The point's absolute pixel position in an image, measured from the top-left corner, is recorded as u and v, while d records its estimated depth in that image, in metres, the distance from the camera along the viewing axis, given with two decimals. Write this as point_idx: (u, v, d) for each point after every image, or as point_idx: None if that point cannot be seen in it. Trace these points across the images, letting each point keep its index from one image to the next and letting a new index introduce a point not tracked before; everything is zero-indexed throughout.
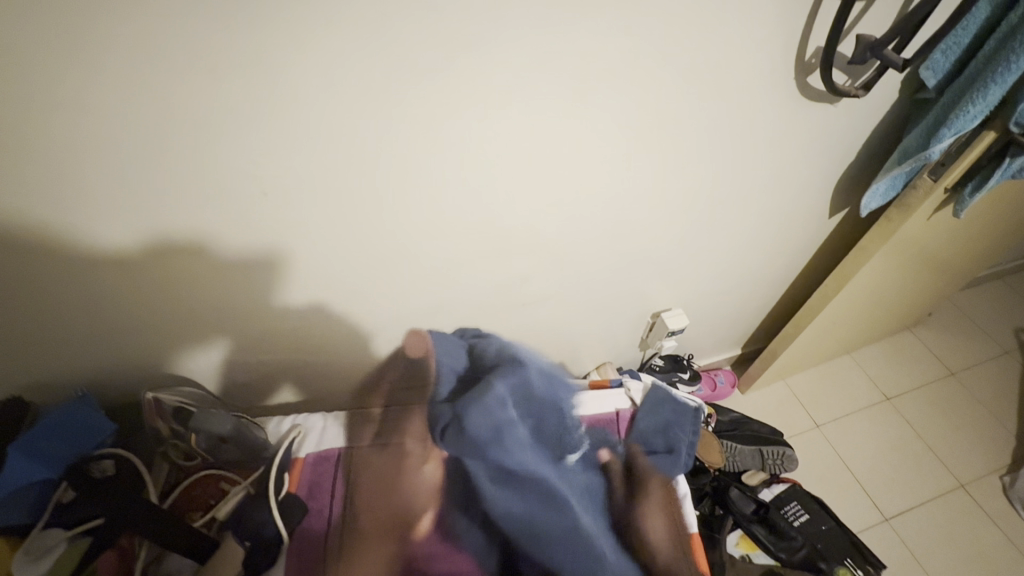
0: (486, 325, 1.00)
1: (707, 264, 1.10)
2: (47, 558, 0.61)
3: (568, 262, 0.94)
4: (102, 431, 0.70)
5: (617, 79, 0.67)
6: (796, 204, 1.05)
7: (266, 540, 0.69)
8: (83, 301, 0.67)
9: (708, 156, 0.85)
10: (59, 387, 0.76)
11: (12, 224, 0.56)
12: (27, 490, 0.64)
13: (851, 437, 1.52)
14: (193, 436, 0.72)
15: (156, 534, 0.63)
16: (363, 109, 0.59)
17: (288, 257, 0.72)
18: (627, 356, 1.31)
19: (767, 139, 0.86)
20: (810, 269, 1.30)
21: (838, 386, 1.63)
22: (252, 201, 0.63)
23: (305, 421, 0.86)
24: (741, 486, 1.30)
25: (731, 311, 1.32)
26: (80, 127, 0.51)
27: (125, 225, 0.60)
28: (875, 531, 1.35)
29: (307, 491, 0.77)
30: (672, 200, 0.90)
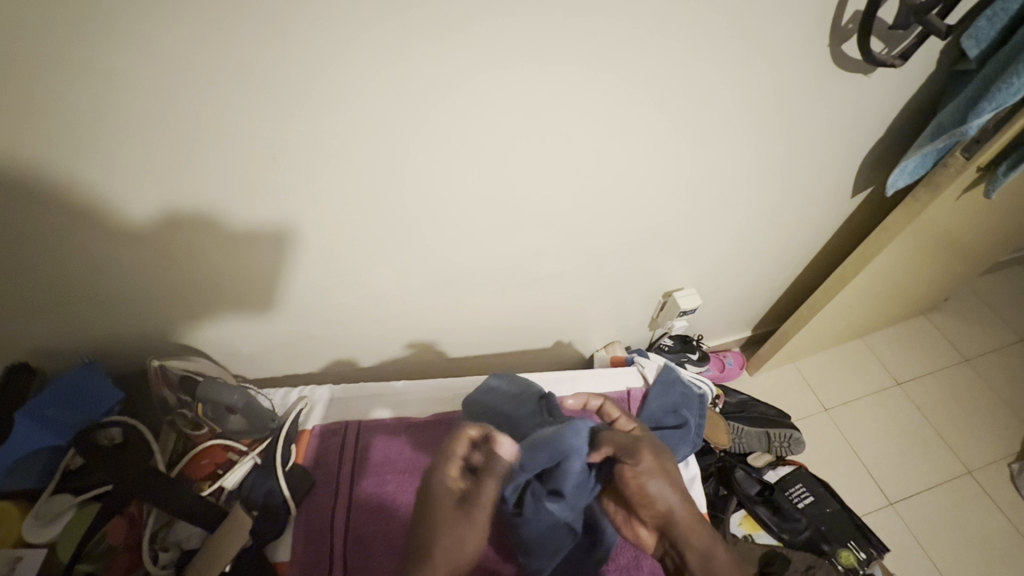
0: (495, 300, 0.99)
1: (722, 242, 1.08)
2: (56, 524, 0.62)
3: (581, 237, 0.91)
4: (111, 398, 0.69)
5: (646, 42, 0.63)
6: (818, 181, 1.01)
7: (275, 511, 0.69)
8: (85, 269, 0.65)
9: (731, 131, 0.81)
10: (66, 354, 0.76)
11: (11, 188, 0.54)
12: (36, 457, 0.64)
13: (859, 421, 1.51)
14: (199, 405, 0.71)
15: (163, 499, 0.64)
16: (376, 70, 0.56)
17: (297, 229, 0.70)
18: (636, 335, 1.30)
19: (796, 111, 0.82)
20: (828, 250, 1.27)
21: (848, 370, 1.61)
22: (260, 168, 0.61)
23: (312, 392, 0.85)
24: (747, 468, 1.29)
25: (744, 292, 1.30)
26: (79, 87, 0.48)
27: (130, 191, 0.58)
28: (880, 515, 1.35)
29: (314, 462, 0.76)
30: (692, 175, 0.87)
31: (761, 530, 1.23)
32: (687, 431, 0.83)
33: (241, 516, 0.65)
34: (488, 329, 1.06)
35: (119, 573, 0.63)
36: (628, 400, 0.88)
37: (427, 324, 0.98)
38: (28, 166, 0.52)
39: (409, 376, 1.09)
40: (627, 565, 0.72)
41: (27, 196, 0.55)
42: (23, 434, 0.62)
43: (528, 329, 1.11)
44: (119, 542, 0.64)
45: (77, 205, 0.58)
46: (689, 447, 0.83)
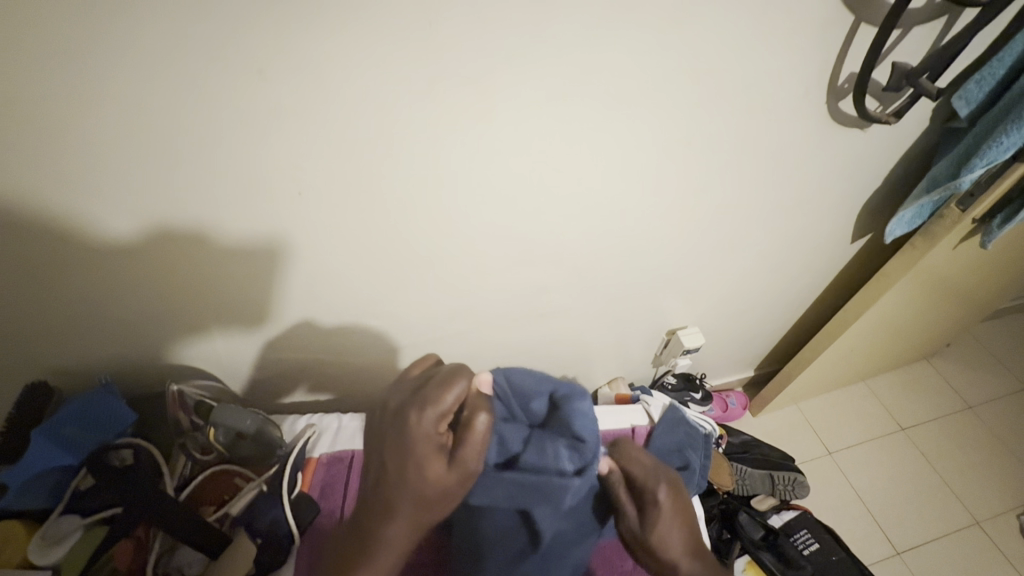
0: (502, 334, 1.01)
1: (724, 283, 1.10)
2: (63, 544, 0.62)
3: (588, 275, 0.95)
4: (124, 420, 0.70)
5: (652, 96, 0.68)
6: (817, 227, 1.05)
7: (277, 539, 0.69)
8: (115, 289, 0.68)
9: (733, 176, 0.85)
10: (85, 373, 0.78)
11: (58, 210, 0.58)
12: (47, 477, 0.65)
13: (864, 466, 1.50)
14: (211, 430, 0.72)
15: (167, 525, 0.64)
16: (401, 114, 0.60)
17: (318, 256, 0.74)
18: (640, 372, 1.31)
19: (793, 161, 0.87)
20: (829, 293, 1.30)
21: (852, 413, 1.61)
22: (288, 199, 0.65)
23: (320, 420, 0.85)
24: (751, 511, 1.28)
25: (746, 332, 1.32)
26: (132, 121, 0.53)
27: (168, 217, 0.62)
28: (887, 564, 1.32)
29: (320, 491, 0.77)
30: (695, 217, 0.91)
31: None
32: (692, 474, 0.82)
33: (245, 546, 0.65)
34: (495, 361, 1.07)
35: None
36: (633, 438, 0.87)
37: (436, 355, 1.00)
38: (80, 191, 0.57)
39: None
40: None
41: (74, 218, 0.59)
42: (40, 452, 0.63)
43: (533, 362, 1.12)
44: (123, 565, 0.64)
45: (120, 228, 0.62)
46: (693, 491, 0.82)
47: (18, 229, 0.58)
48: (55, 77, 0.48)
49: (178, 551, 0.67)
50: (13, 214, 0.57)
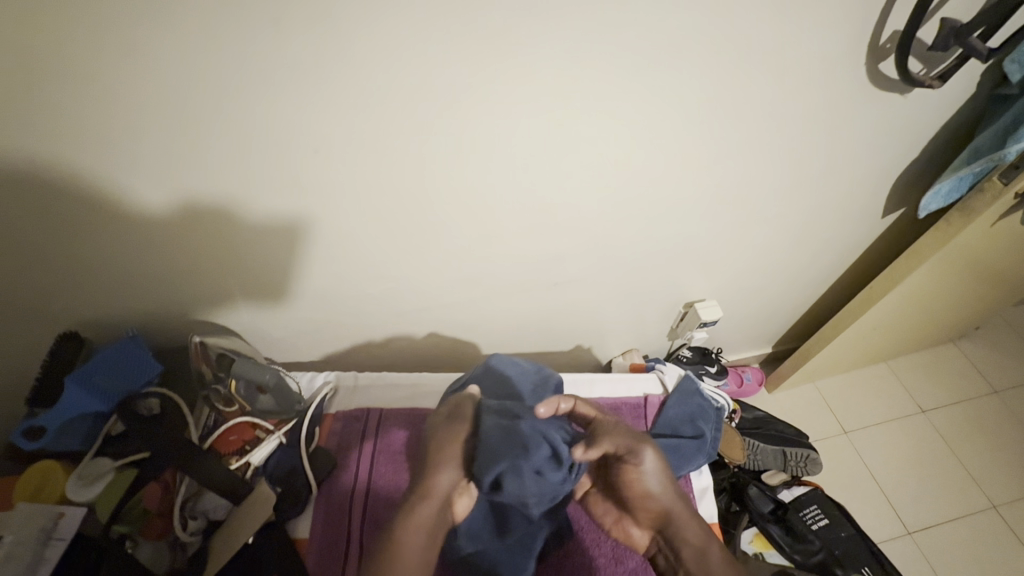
0: (517, 301, 1.01)
1: (745, 256, 1.08)
2: (98, 483, 0.66)
3: (604, 244, 0.93)
4: (151, 370, 0.72)
5: (679, 56, 0.65)
6: (846, 200, 1.01)
7: (295, 490, 0.72)
8: (134, 247, 0.69)
9: (761, 144, 0.82)
10: (112, 328, 0.80)
11: (77, 166, 0.58)
12: (82, 420, 0.68)
13: (879, 446, 1.48)
14: (233, 383, 0.73)
15: (194, 467, 0.66)
16: (419, 70, 0.59)
17: (334, 220, 0.74)
18: (655, 345, 1.30)
19: (826, 127, 0.83)
20: (855, 270, 1.26)
21: (870, 393, 1.58)
22: (305, 160, 0.65)
23: (337, 378, 0.87)
24: (761, 485, 1.29)
25: (766, 308, 1.29)
26: (147, 75, 0.52)
27: (185, 178, 0.62)
28: (897, 543, 1.32)
29: (337, 444, 0.79)
30: (718, 186, 0.88)
31: (772, 549, 1.23)
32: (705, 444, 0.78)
33: (266, 491, 0.69)
34: (509, 329, 1.08)
35: (151, 536, 0.65)
36: (645, 406, 0.83)
37: (449, 321, 1.01)
38: (101, 147, 0.57)
39: (429, 371, 1.11)
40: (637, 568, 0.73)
41: (96, 176, 0.59)
42: (74, 397, 0.66)
43: (546, 331, 1.13)
44: (153, 506, 0.67)
45: (142, 188, 0.62)
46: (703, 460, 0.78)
47: (42, 186, 0.59)
48: (71, 27, 0.48)
49: (202, 497, 0.69)
50: (34, 170, 0.57)
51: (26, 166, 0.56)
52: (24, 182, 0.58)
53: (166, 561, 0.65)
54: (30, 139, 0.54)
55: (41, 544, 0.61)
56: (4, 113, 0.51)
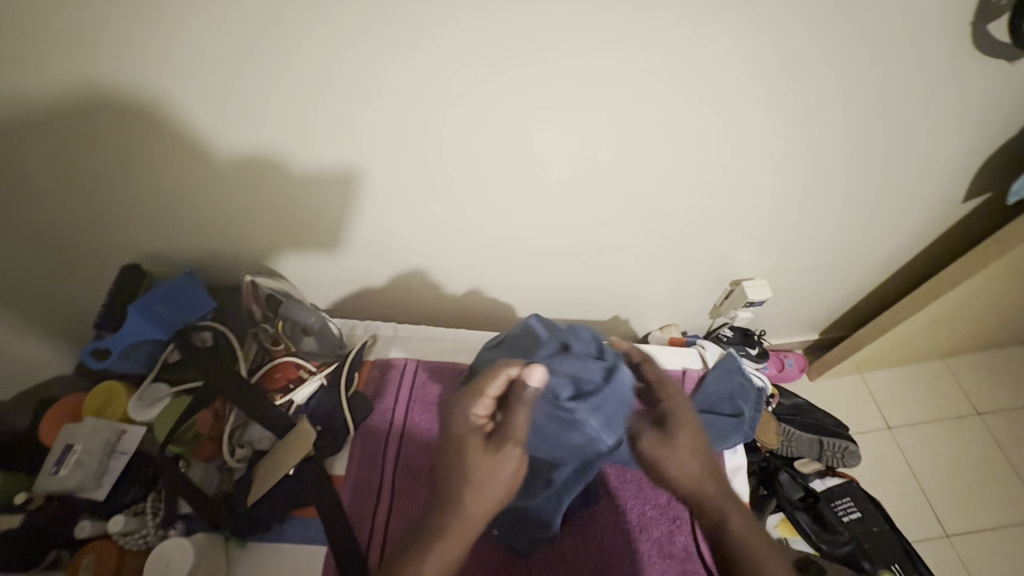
0: (557, 265, 0.99)
1: (803, 235, 1.02)
2: (156, 406, 0.70)
3: (653, 212, 0.90)
4: (204, 305, 0.75)
5: (757, 6, 0.60)
6: (924, 180, 0.93)
7: (335, 429, 0.75)
8: (191, 186, 0.71)
9: (836, 111, 0.76)
10: (171, 263, 0.83)
11: (138, 99, 0.59)
12: (142, 346, 0.72)
13: (925, 446, 1.42)
14: (280, 322, 0.77)
15: (240, 398, 0.70)
16: (478, 13, 0.56)
17: (380, 169, 0.73)
18: (695, 322, 1.27)
19: (913, 96, 0.75)
20: (923, 258, 1.17)
21: (921, 390, 1.50)
22: (356, 104, 0.64)
23: (378, 328, 0.89)
24: (792, 472, 1.27)
25: (818, 292, 1.23)
26: (207, 6, 0.52)
27: (240, 116, 0.63)
28: (932, 544, 1.27)
29: (374, 391, 0.81)
30: (782, 157, 0.82)
31: (797, 536, 1.20)
32: (742, 424, 0.75)
33: (306, 428, 0.71)
34: (547, 293, 1.07)
35: (202, 459, 0.70)
36: (682, 380, 0.81)
37: (488, 281, 1.01)
38: (162, 80, 0.58)
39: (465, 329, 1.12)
40: (660, 537, 0.73)
41: (159, 110, 0.61)
42: (135, 324, 0.70)
43: (584, 298, 1.11)
44: (204, 431, 0.71)
45: (203, 125, 0.63)
46: (739, 440, 0.76)
47: (108, 119, 0.61)
48: None
49: (248, 428, 0.72)
50: (101, 102, 0.59)
51: (96, 97, 0.58)
52: (92, 114, 0.60)
53: (215, 483, 0.70)
54: (98, 70, 0.56)
55: (106, 455, 0.66)
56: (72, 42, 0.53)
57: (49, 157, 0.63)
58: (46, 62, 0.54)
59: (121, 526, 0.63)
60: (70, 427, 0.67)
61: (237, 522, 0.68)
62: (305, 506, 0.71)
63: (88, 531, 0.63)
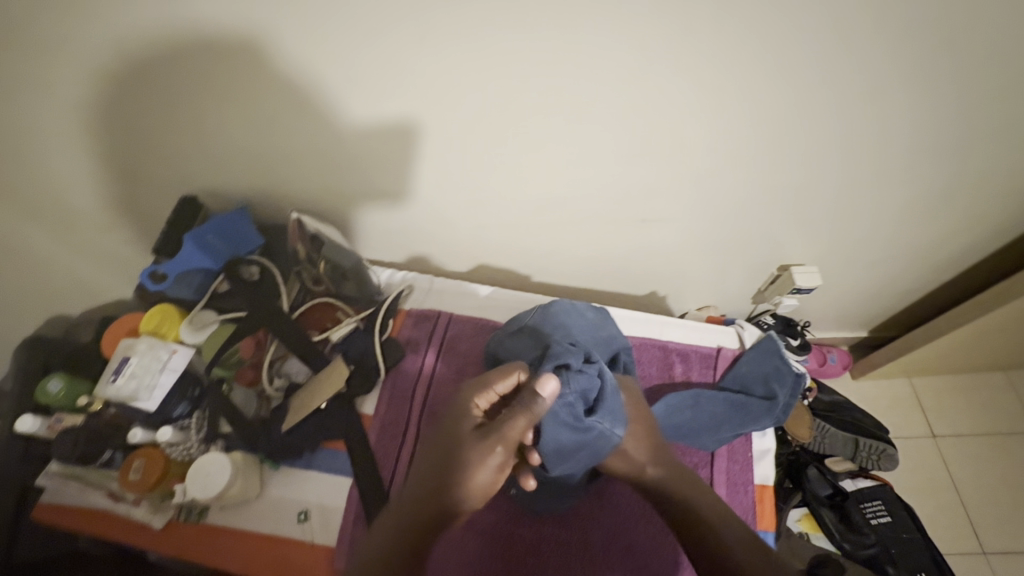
0: (597, 233, 0.97)
1: (865, 222, 0.96)
2: (205, 330, 0.75)
3: (703, 187, 0.86)
4: (252, 242, 0.78)
5: None
6: (1013, 172, 0.84)
7: (366, 371, 0.77)
8: (244, 125, 0.73)
9: (921, 89, 0.69)
10: (225, 199, 0.87)
11: (196, 33, 0.61)
12: (195, 274, 0.76)
13: (972, 459, 1.34)
14: (323, 264, 0.79)
15: (281, 331, 0.74)
16: None
17: (424, 120, 0.72)
18: (736, 305, 1.22)
19: (1015, 77, 0.67)
20: (998, 259, 1.08)
21: (976, 401, 1.41)
22: (406, 48, 0.62)
23: (415, 278, 0.90)
24: (822, 469, 1.23)
25: (874, 286, 1.16)
26: None
27: (292, 56, 0.63)
28: (964, 560, 1.22)
29: (406, 338, 0.83)
30: (853, 136, 0.76)
31: (820, 534, 1.18)
32: (775, 408, 0.72)
33: (340, 366, 0.75)
34: (584, 261, 1.05)
35: (244, 383, 0.74)
36: (716, 358, 0.79)
37: (525, 244, 0.99)
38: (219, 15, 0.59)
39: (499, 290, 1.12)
40: None
41: (215, 45, 0.62)
42: (190, 252, 0.75)
43: (622, 270, 1.09)
44: (248, 358, 0.74)
45: (258, 63, 0.64)
46: (770, 425, 0.73)
47: (168, 52, 0.62)
48: None
49: (287, 361, 0.76)
50: (161, 35, 0.60)
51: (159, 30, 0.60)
52: (153, 46, 0.62)
53: (253, 407, 0.74)
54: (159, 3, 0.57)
55: (156, 372, 0.71)
56: None
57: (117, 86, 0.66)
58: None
59: (168, 438, 0.68)
60: (128, 340, 0.73)
61: (271, 446, 0.71)
62: (333, 440, 0.74)
63: (140, 437, 0.69)
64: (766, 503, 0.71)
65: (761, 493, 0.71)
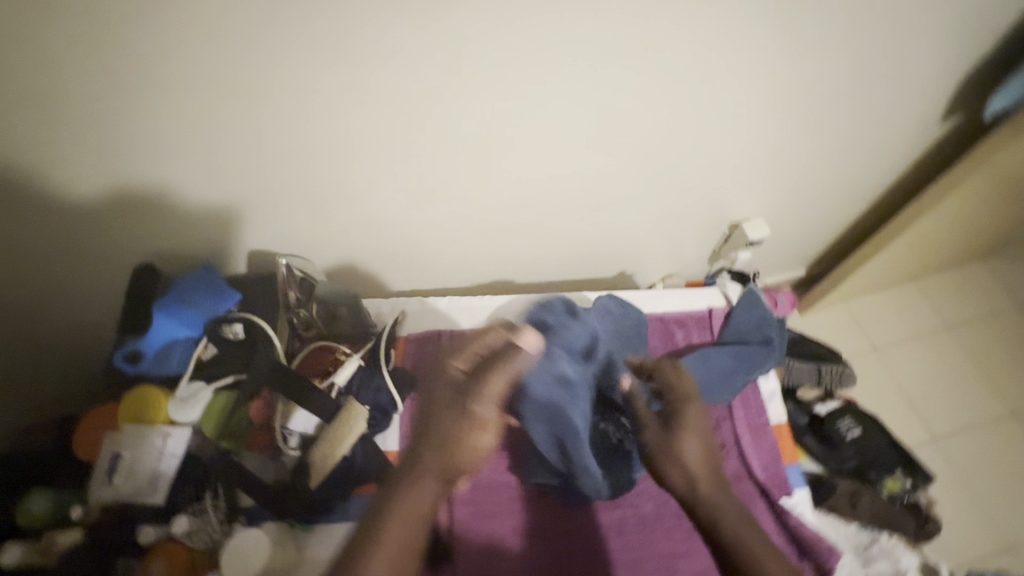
0: (566, 223, 1.01)
1: (794, 170, 1.06)
2: (195, 403, 0.68)
3: (657, 159, 0.92)
4: (230, 298, 0.72)
5: None
6: (903, 104, 0.98)
7: (382, 405, 0.74)
8: (201, 155, 0.69)
9: (826, 37, 0.79)
10: (181, 256, 0.81)
11: (145, 51, 0.58)
12: (173, 347, 0.70)
13: (908, 362, 1.52)
14: (314, 305, 0.77)
15: (283, 385, 0.69)
16: None
17: (393, 134, 0.74)
18: (695, 269, 1.31)
19: (895, 18, 0.80)
20: (900, 184, 1.24)
21: (899, 312, 1.60)
22: (373, 64, 0.64)
23: (405, 304, 0.89)
24: (796, 400, 1.34)
25: (806, 227, 1.29)
26: None
27: (255, 75, 0.62)
28: (923, 449, 1.39)
29: (413, 364, 0.81)
30: (777, 88, 0.86)
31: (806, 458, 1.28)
32: (774, 350, 0.79)
33: (356, 407, 0.70)
34: (554, 253, 1.08)
35: (257, 449, 0.70)
36: (710, 318, 0.85)
37: (499, 245, 1.02)
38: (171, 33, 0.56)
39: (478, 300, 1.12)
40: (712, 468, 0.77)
41: (167, 64, 0.59)
42: (163, 322, 0.68)
43: (591, 256, 1.13)
44: (257, 421, 0.70)
45: (220, 96, 0.64)
46: (772, 366, 0.79)
47: (114, 76, 0.59)
48: None
49: (294, 416, 0.70)
50: (105, 54, 0.57)
51: (113, 72, 0.59)
52: (98, 71, 0.58)
53: (272, 471, 0.68)
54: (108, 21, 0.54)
55: (156, 460, 0.65)
56: None
57: (65, 140, 0.63)
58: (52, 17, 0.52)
59: (186, 527, 0.61)
60: (113, 434, 0.65)
61: (302, 508, 0.68)
62: (364, 484, 0.72)
63: (152, 536, 0.61)
64: (785, 440, 0.78)
65: (779, 432, 0.79)
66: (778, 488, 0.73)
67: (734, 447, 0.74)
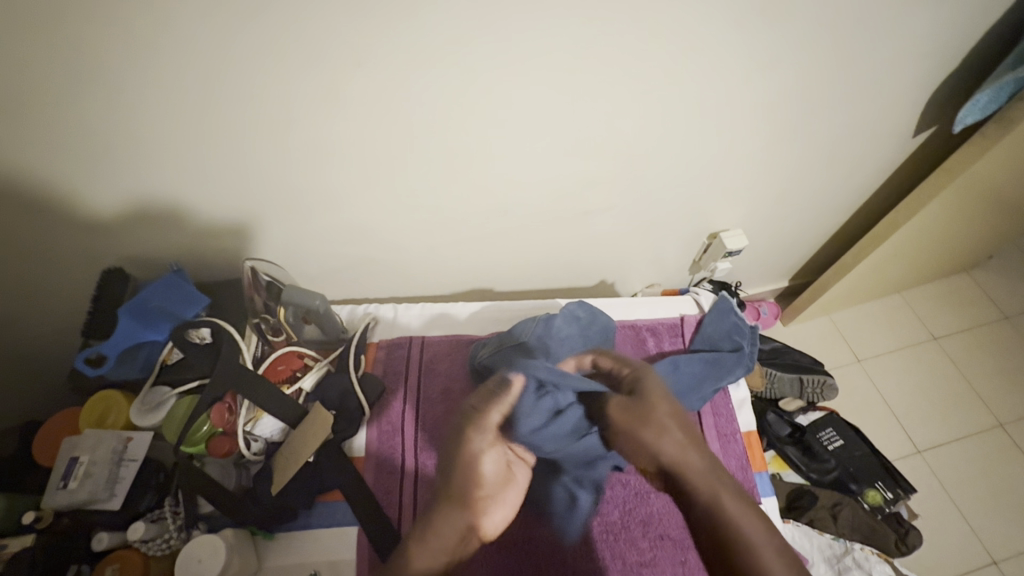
0: (545, 231, 1.01)
1: (773, 182, 1.07)
2: (160, 411, 0.68)
3: (635, 171, 0.93)
4: (198, 302, 0.72)
5: None
6: (879, 117, 1.00)
7: (350, 409, 0.73)
8: (171, 168, 0.69)
9: (802, 52, 0.80)
10: (153, 261, 0.81)
11: (110, 70, 0.57)
12: (137, 351, 0.70)
13: (892, 373, 1.52)
14: (282, 309, 0.76)
15: (251, 392, 0.68)
16: None
17: (368, 142, 0.73)
18: (677, 278, 1.31)
19: (870, 35, 0.81)
20: (880, 196, 1.25)
21: (883, 323, 1.61)
22: (345, 74, 0.64)
23: (377, 309, 0.89)
24: (779, 411, 1.34)
25: (788, 237, 1.29)
26: None
27: (225, 86, 0.62)
28: (907, 461, 1.38)
29: (383, 370, 0.81)
30: (754, 102, 0.86)
31: (789, 470, 1.28)
32: (743, 357, 0.80)
33: (322, 414, 0.69)
34: (534, 260, 1.09)
35: (219, 455, 0.68)
36: (682, 325, 0.85)
37: (477, 251, 1.01)
38: (135, 49, 0.56)
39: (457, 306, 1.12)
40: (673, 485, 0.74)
41: (133, 80, 0.58)
42: (125, 327, 0.68)
43: (571, 264, 1.13)
44: (220, 427, 0.68)
45: (195, 105, 0.63)
46: (742, 374, 0.80)
47: (78, 93, 0.58)
48: None
49: (263, 421, 0.70)
50: (69, 73, 0.56)
51: (79, 79, 0.57)
52: (61, 89, 0.57)
53: (234, 477, 0.68)
54: (70, 40, 0.53)
55: (115, 464, 0.64)
56: (44, 10, 0.51)
57: (28, 146, 0.61)
58: (16, 34, 0.52)
59: (142, 534, 0.61)
60: (72, 439, 0.65)
61: (261, 517, 0.66)
62: (330, 491, 0.71)
63: (106, 542, 0.61)
64: (752, 448, 0.80)
65: (749, 439, 0.81)
66: (749, 495, 0.75)
67: (704, 454, 0.75)
